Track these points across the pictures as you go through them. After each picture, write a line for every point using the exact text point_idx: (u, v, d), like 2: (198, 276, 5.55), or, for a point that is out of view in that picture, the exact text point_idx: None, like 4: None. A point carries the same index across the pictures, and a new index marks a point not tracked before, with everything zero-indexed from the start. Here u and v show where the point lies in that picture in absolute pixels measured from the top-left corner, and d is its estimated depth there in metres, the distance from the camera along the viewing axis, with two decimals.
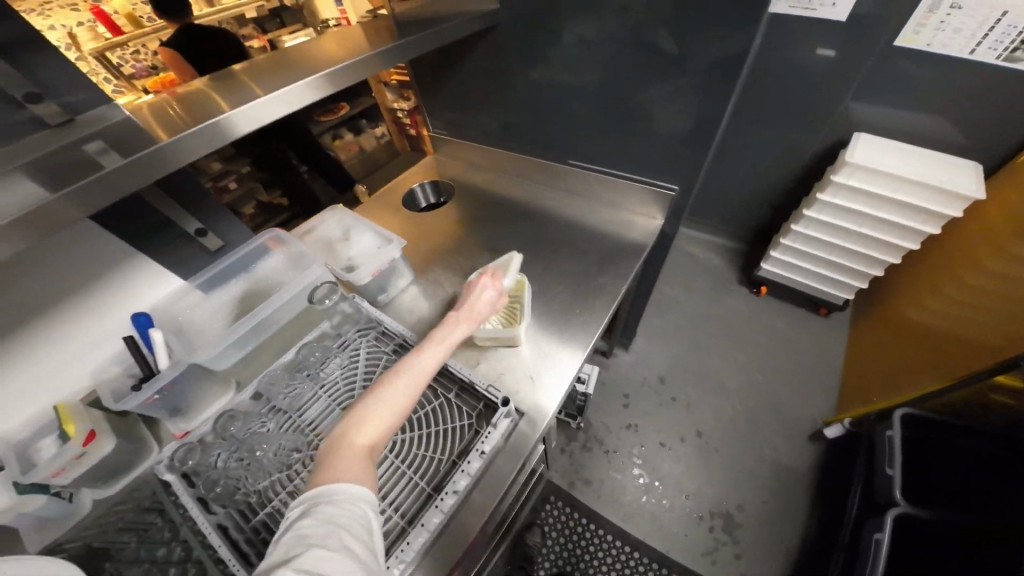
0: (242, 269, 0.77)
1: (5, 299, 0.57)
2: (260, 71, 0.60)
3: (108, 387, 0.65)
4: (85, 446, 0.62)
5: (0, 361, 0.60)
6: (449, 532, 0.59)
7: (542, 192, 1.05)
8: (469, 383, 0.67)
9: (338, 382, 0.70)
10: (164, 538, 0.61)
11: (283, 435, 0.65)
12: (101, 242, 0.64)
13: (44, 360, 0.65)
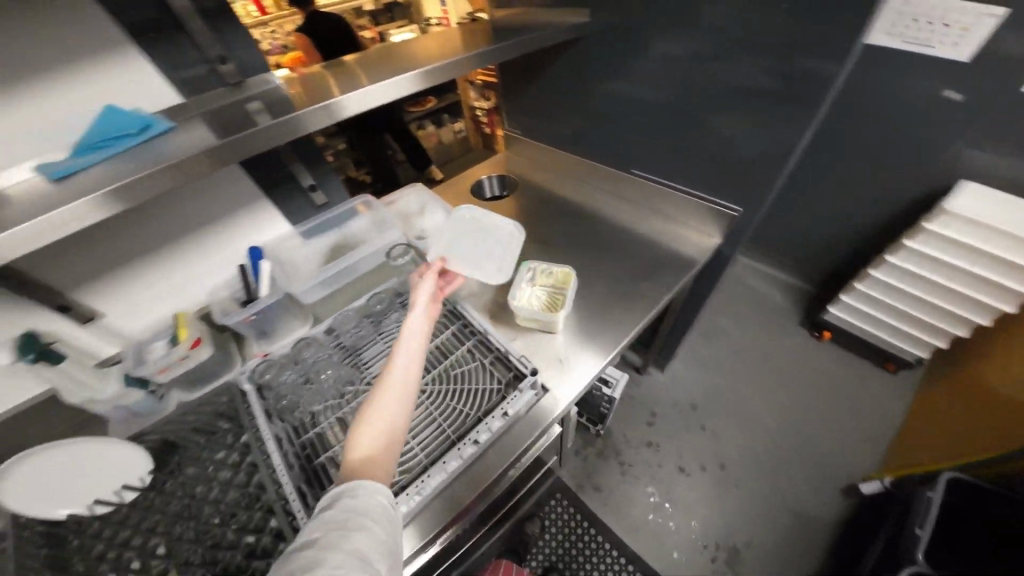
0: (334, 224, 0.90)
1: (152, 221, 0.71)
2: (379, 63, 0.71)
3: (218, 304, 0.78)
4: (190, 350, 0.72)
5: (142, 271, 0.75)
6: (463, 480, 0.66)
7: (601, 197, 1.10)
8: (504, 353, 0.75)
9: (394, 333, 0.82)
10: (226, 442, 0.69)
11: (344, 367, 0.77)
12: (226, 184, 0.76)
13: (176, 274, 0.79)
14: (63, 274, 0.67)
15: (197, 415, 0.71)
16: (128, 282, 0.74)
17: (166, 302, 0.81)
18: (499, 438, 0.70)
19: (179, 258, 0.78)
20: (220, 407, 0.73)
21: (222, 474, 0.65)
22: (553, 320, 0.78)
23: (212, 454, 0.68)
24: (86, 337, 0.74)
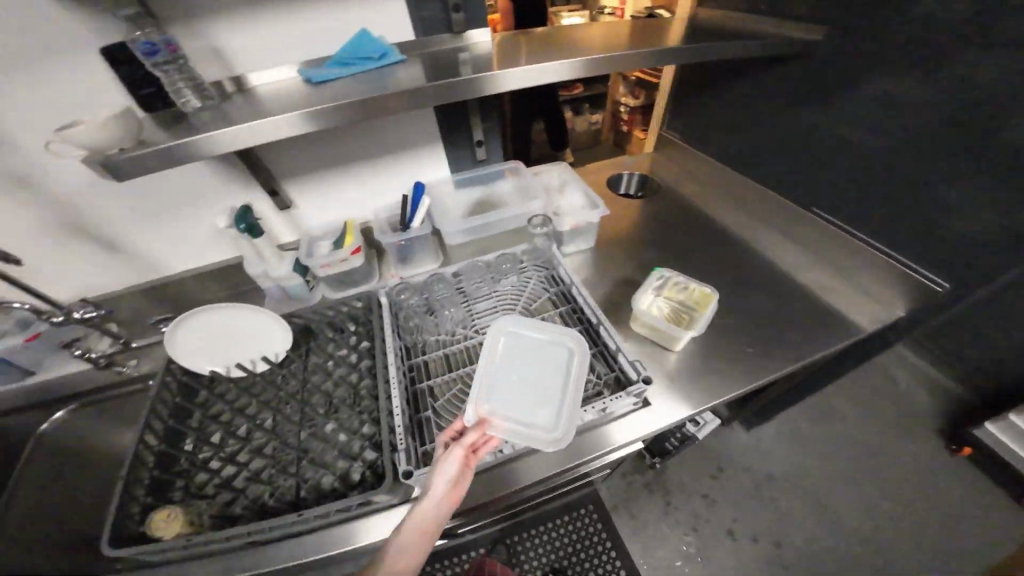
0: (485, 181, 0.95)
1: (355, 137, 0.80)
2: (570, 44, 0.72)
3: (381, 221, 0.87)
4: (349, 256, 0.81)
5: (331, 177, 0.84)
6: (537, 456, 0.64)
7: (749, 223, 0.98)
8: (612, 350, 0.68)
9: (509, 293, 0.84)
10: (354, 341, 0.80)
11: (458, 312, 0.82)
12: (419, 118, 0.82)
13: (349, 189, 0.88)
14: (281, 161, 0.78)
15: (343, 309, 0.80)
16: (320, 182, 0.84)
17: (338, 211, 0.90)
18: (585, 434, 0.64)
19: (360, 174, 0.86)
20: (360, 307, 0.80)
21: (341, 369, 0.75)
22: (675, 335, 0.68)
23: (346, 349, 0.78)
24: (277, 222, 0.86)
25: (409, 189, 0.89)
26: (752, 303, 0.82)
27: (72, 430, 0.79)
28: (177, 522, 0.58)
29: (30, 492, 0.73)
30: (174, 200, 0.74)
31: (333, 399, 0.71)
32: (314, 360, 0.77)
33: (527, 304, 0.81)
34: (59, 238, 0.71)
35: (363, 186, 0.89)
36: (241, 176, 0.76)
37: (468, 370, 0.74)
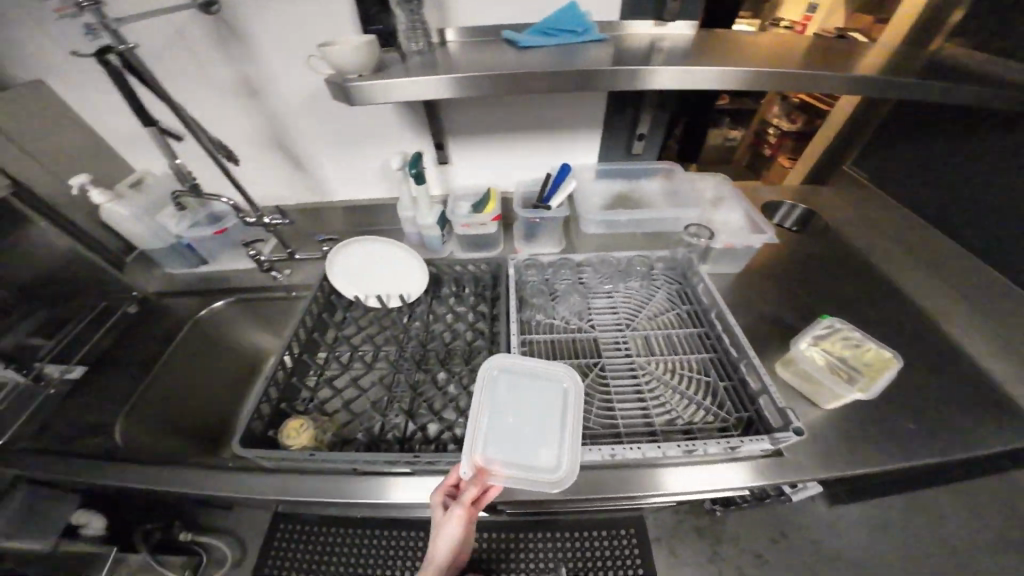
0: (634, 177, 0.88)
1: (529, 109, 0.81)
2: (781, 51, 0.66)
3: (522, 195, 0.89)
4: (487, 222, 0.84)
5: (492, 142, 0.86)
6: (641, 472, 0.59)
7: (928, 281, 0.82)
8: (753, 389, 0.61)
9: (634, 296, 0.77)
10: (473, 302, 0.80)
11: (577, 301, 0.78)
12: (595, 105, 0.81)
13: (503, 158, 0.90)
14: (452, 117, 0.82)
15: (470, 271, 0.84)
16: (481, 144, 0.87)
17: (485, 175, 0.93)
18: (697, 468, 0.58)
19: (517, 143, 0.87)
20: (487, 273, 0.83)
21: (461, 325, 0.77)
22: (840, 394, 0.61)
23: (465, 308, 0.80)
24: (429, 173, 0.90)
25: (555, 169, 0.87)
26: (923, 375, 0.68)
27: (228, 316, 0.89)
28: (305, 433, 0.62)
29: (192, 358, 0.84)
30: (357, 134, 0.84)
31: (449, 351, 0.73)
32: (435, 311, 0.80)
33: (654, 313, 0.75)
34: (263, 147, 0.84)
35: (515, 158, 0.90)
36: (416, 122, 0.82)
37: (583, 363, 0.69)
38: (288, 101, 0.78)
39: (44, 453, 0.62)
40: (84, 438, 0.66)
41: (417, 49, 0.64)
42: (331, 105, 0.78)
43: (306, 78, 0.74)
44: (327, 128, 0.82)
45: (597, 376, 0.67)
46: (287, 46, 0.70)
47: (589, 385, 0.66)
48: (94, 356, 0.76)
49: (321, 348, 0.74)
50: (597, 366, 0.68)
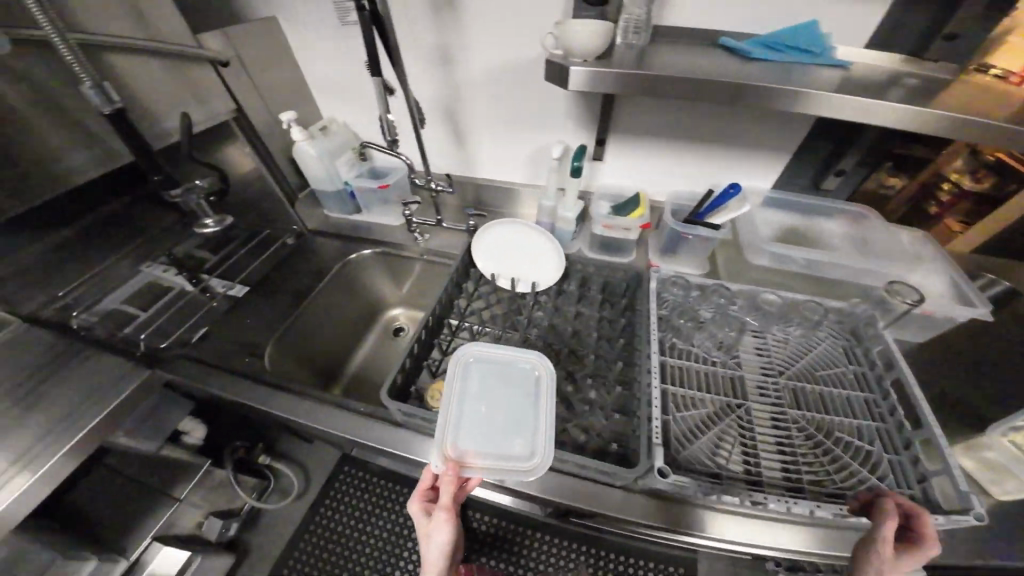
0: (811, 213, 0.80)
1: (718, 117, 0.73)
2: None
3: (674, 206, 0.80)
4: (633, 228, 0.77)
5: (660, 145, 0.80)
6: (772, 524, 0.55)
7: None
8: (933, 473, 0.52)
9: (786, 342, 0.71)
10: (604, 308, 0.77)
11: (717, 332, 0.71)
12: (794, 127, 0.71)
13: (665, 164, 0.83)
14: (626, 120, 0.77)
15: (603, 276, 0.80)
16: (645, 147, 0.81)
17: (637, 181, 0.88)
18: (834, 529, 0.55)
19: (687, 156, 0.80)
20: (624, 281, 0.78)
21: (588, 326, 0.73)
22: None
23: (591, 310, 0.76)
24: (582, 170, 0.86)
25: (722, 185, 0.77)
26: None
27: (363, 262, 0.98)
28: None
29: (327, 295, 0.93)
30: (524, 118, 0.82)
31: (574, 346, 0.71)
32: (563, 307, 0.77)
33: (809, 365, 0.68)
34: (435, 115, 0.88)
35: (679, 167, 0.83)
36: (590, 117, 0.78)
37: (722, 400, 0.63)
38: (473, 75, 0.78)
39: (205, 359, 0.72)
40: (237, 353, 0.74)
41: (627, 43, 0.60)
42: (513, 86, 0.77)
43: (499, 55, 0.74)
44: (499, 108, 0.82)
45: (740, 418, 0.61)
46: (495, 23, 0.70)
47: (730, 426, 0.60)
48: (258, 279, 0.87)
49: (451, 317, 0.75)
50: (740, 408, 0.62)
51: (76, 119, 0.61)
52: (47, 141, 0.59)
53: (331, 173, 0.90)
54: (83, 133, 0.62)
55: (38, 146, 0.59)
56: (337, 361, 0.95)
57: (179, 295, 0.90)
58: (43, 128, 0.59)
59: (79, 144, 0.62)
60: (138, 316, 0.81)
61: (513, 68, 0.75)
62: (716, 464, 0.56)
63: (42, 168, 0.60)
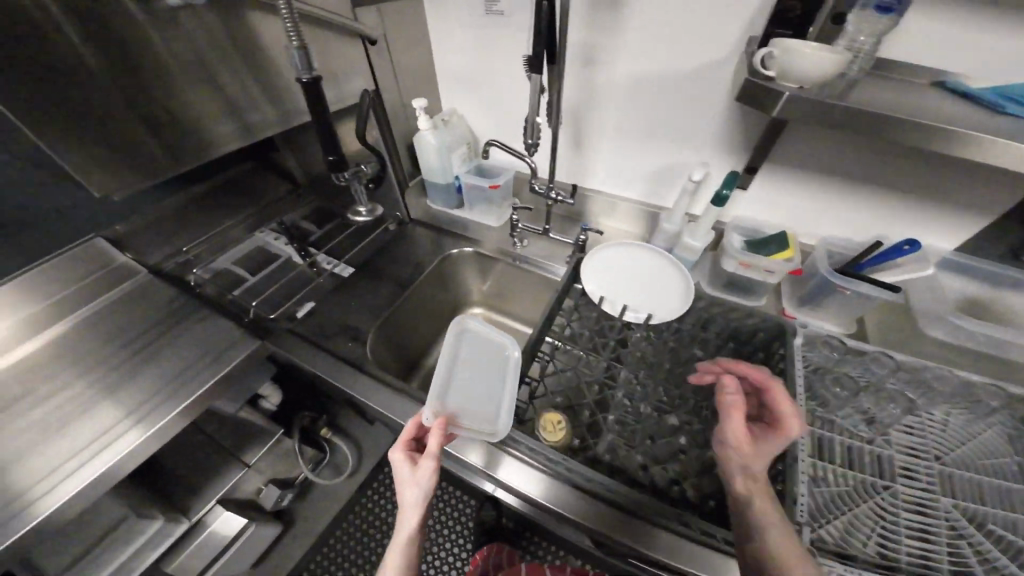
0: (999, 284, 0.68)
1: (905, 161, 0.62)
2: None
3: (819, 255, 0.73)
4: (776, 271, 0.69)
5: (819, 182, 0.70)
6: None
7: None
8: None
9: (950, 429, 0.60)
10: (717, 352, 0.69)
11: (855, 396, 0.63)
12: (1001, 187, 0.59)
13: (818, 203, 0.73)
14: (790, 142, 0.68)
15: (726, 315, 0.72)
16: (802, 180, 0.71)
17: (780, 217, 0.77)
18: None
19: (854, 196, 0.69)
20: (762, 330, 0.69)
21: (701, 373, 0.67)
22: None
23: (711, 353, 0.69)
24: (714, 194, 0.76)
25: (887, 241, 0.70)
26: None
27: (458, 261, 0.97)
28: (563, 433, 0.60)
29: (424, 288, 0.91)
30: (664, 133, 0.72)
31: (690, 387, 0.64)
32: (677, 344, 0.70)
33: (981, 461, 0.56)
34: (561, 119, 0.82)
35: (835, 209, 0.72)
36: (746, 142, 0.67)
37: (859, 477, 0.56)
38: (617, 79, 0.70)
39: (306, 335, 0.74)
40: (339, 335, 0.75)
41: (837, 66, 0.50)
42: (661, 97, 0.68)
43: (655, 61, 0.65)
44: (637, 118, 0.73)
45: (881, 502, 0.53)
46: (663, 25, 0.61)
47: (865, 509, 0.53)
48: (363, 261, 0.91)
49: (551, 334, 0.71)
50: (883, 491, 0.54)
51: (231, 92, 0.63)
52: (205, 110, 0.61)
53: (446, 165, 0.91)
54: (232, 106, 0.64)
55: (197, 115, 0.61)
56: (420, 354, 0.94)
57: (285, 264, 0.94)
58: (204, 98, 0.60)
59: (230, 115, 0.64)
60: (251, 279, 0.88)
61: (669, 76, 0.65)
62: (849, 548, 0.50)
63: (196, 138, 0.62)
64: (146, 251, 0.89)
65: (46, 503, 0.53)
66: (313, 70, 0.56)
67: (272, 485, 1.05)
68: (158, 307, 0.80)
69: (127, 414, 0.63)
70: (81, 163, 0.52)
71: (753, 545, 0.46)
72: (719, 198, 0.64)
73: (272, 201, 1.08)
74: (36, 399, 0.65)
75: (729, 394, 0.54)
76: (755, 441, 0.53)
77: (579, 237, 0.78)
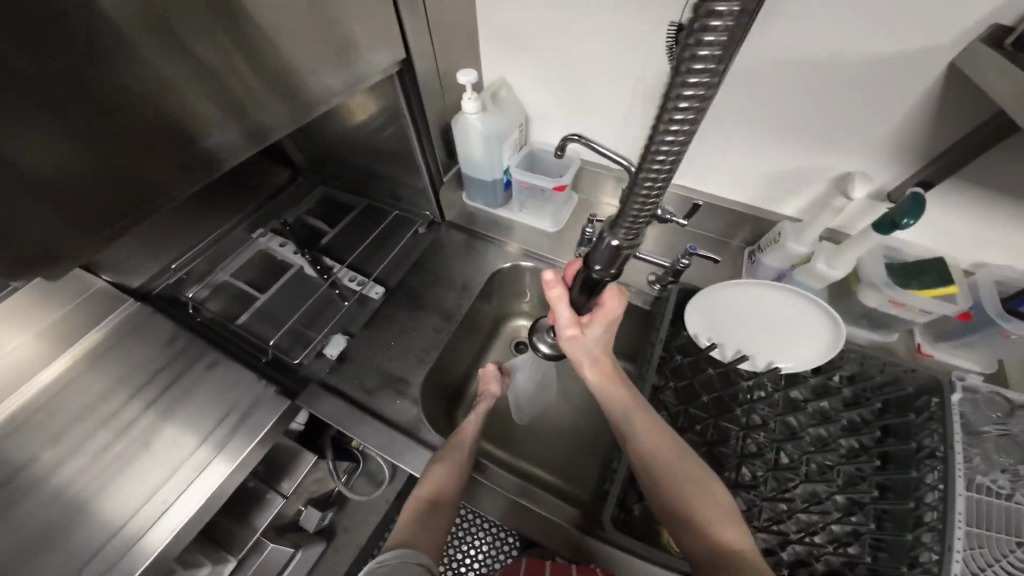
0: None
1: None
2: None
3: (986, 290, 0.62)
4: (926, 310, 0.60)
5: (993, 203, 0.59)
6: None
7: None
8: None
9: None
10: (843, 403, 0.61)
11: (1019, 462, 0.56)
12: None
13: (978, 224, 0.63)
14: (961, 132, 0.55)
15: (861, 354, 0.60)
16: (976, 197, 0.60)
17: (925, 237, 0.68)
18: None
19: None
20: (911, 386, 0.57)
21: (825, 430, 0.61)
22: None
23: (838, 407, 0.61)
24: (862, 207, 0.68)
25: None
26: None
27: (504, 270, 0.84)
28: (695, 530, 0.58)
29: (470, 307, 0.79)
30: (825, 128, 0.62)
31: (812, 451, 0.60)
32: (797, 398, 0.64)
33: None
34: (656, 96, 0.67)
35: (999, 231, 0.62)
36: (928, 145, 0.57)
37: (989, 534, 0.54)
38: (776, 57, 0.58)
39: (358, 385, 0.67)
40: (385, 389, 0.67)
41: None
42: (834, 85, 0.57)
43: (840, 38, 0.53)
44: (792, 108, 0.61)
45: (1011, 563, 0.52)
46: (867, 11, 0.49)
47: (997, 569, 0.52)
48: (396, 281, 0.79)
49: (650, 382, 0.63)
50: (1016, 552, 0.52)
51: (235, 87, 0.41)
52: (198, 113, 0.39)
53: (498, 155, 0.77)
54: (238, 101, 0.42)
55: (185, 120, 0.39)
56: (462, 379, 0.83)
57: (298, 277, 0.79)
58: (196, 91, 0.38)
59: (231, 115, 0.42)
60: (263, 299, 0.74)
61: (857, 61, 0.54)
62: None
63: (194, 156, 0.41)
64: (126, 267, 0.68)
65: (158, 538, 0.49)
66: (615, 271, 0.40)
67: (311, 504, 0.83)
68: (157, 340, 0.62)
69: (163, 483, 0.52)
70: (41, 213, 0.34)
71: (626, 429, 0.51)
72: (894, 227, 0.52)
73: (274, 195, 0.90)
74: (68, 445, 0.52)
75: (550, 283, 0.49)
76: (582, 329, 0.52)
77: (678, 261, 0.65)
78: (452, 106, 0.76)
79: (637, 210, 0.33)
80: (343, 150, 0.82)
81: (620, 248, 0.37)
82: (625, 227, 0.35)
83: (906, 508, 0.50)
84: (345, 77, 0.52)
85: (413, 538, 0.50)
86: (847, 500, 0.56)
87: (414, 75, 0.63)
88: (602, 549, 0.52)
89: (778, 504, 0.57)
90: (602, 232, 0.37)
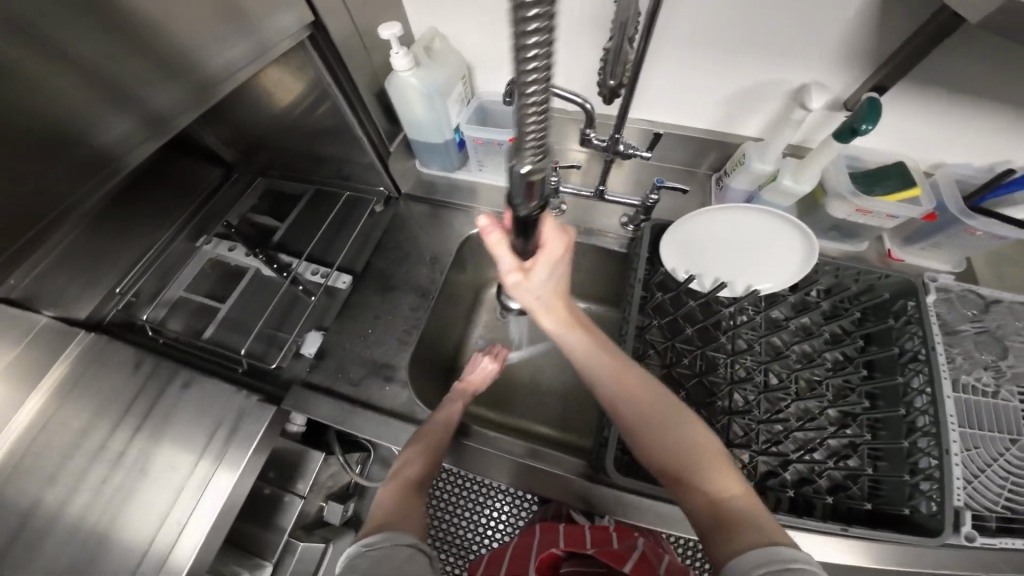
0: None
1: None
2: None
3: (941, 187, 0.63)
4: (891, 216, 0.60)
5: (951, 103, 0.58)
6: None
7: None
8: None
9: None
10: (821, 319, 0.64)
11: (998, 357, 0.59)
12: None
13: (939, 124, 0.61)
14: (912, 27, 0.52)
15: (835, 266, 0.63)
16: (935, 96, 0.58)
17: (888, 143, 0.66)
18: None
19: (983, 114, 0.58)
20: (888, 292, 0.62)
21: (807, 347, 0.64)
22: None
23: (819, 321, 0.64)
24: (819, 119, 0.65)
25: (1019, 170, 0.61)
26: None
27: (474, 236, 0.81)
28: None
29: (446, 281, 0.77)
30: (775, 40, 0.57)
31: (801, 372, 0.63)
32: (778, 317, 0.66)
33: None
34: (601, 24, 0.62)
35: (958, 129, 0.61)
36: (880, 47, 0.55)
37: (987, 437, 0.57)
38: None
39: (345, 378, 0.66)
40: (371, 378, 0.66)
41: None
42: None
43: None
44: (738, 20, 0.57)
45: (1008, 460, 0.55)
46: None
47: (997, 467, 0.55)
48: (362, 266, 0.76)
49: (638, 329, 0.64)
50: (1009, 448, 0.56)
51: (108, 68, 0.34)
52: (80, 108, 0.34)
53: (443, 115, 0.71)
54: (120, 87, 0.36)
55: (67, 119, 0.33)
56: (452, 353, 0.82)
57: (257, 280, 0.75)
58: (69, 83, 0.33)
59: (121, 104, 0.36)
60: (225, 310, 0.70)
61: None
62: (978, 506, 0.53)
63: (88, 161, 0.36)
64: (67, 298, 0.62)
65: (184, 553, 0.49)
66: (540, 200, 0.34)
67: (331, 499, 0.80)
68: (122, 367, 0.58)
69: (169, 509, 0.50)
70: None
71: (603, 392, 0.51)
72: (853, 134, 0.51)
73: (208, 198, 0.82)
74: (65, 483, 0.50)
75: (487, 229, 0.46)
76: (527, 274, 0.50)
77: (648, 197, 0.63)
78: (381, 70, 0.69)
79: (531, 126, 0.25)
80: (272, 135, 0.74)
81: (531, 174, 0.29)
82: (529, 146, 0.27)
83: (899, 416, 0.55)
84: (248, 50, 0.45)
85: (389, 520, 0.48)
86: (838, 412, 0.61)
87: (327, 42, 0.56)
88: (607, 491, 0.55)
89: (773, 425, 0.59)
90: (508, 159, 0.29)
